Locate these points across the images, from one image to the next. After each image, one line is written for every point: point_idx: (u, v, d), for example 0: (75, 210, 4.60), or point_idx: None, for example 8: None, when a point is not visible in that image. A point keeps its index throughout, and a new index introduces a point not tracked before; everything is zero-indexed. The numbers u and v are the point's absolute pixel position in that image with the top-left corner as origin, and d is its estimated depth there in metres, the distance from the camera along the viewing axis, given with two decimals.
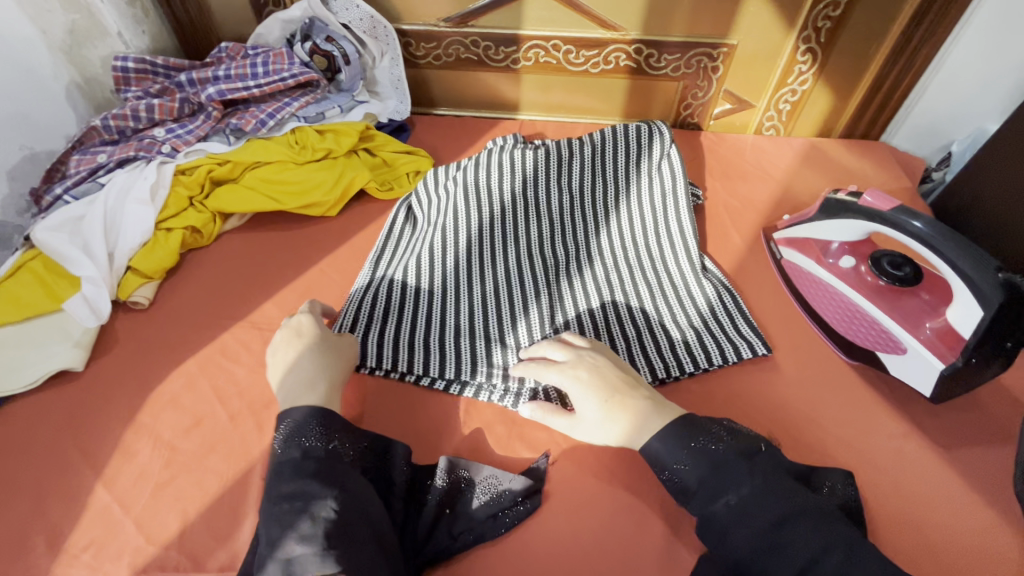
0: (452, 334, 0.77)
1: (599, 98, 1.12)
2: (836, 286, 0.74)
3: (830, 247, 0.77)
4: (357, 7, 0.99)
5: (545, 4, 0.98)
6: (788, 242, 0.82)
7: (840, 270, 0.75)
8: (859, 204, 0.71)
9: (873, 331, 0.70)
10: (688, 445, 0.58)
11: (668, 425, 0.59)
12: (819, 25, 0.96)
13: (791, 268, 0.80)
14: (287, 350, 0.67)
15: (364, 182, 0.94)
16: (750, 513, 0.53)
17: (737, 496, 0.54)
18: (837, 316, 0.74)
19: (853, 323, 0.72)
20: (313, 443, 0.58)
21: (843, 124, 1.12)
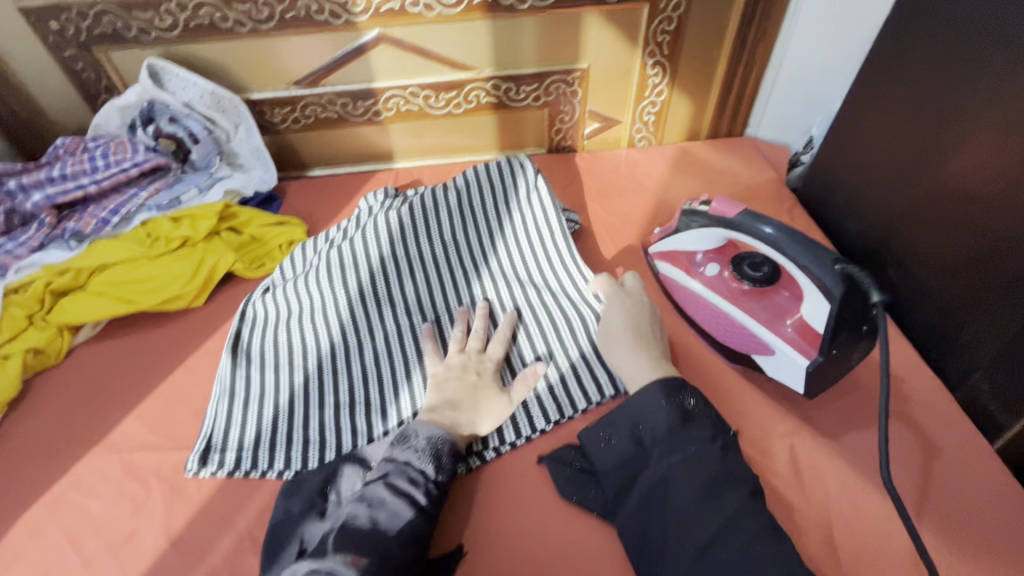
0: (333, 416, 0.72)
1: (471, 135, 1.11)
2: (707, 296, 0.74)
3: (695, 258, 0.78)
4: (193, 84, 0.93)
5: (391, 55, 0.97)
6: (660, 256, 0.82)
7: (707, 278, 0.76)
8: (708, 213, 0.72)
9: (746, 337, 0.71)
10: (665, 404, 0.61)
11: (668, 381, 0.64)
12: (660, 40, 0.99)
13: (668, 281, 0.81)
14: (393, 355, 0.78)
15: (229, 264, 0.89)
16: (692, 468, 0.56)
17: (682, 455, 0.58)
18: (714, 325, 0.74)
19: (728, 330, 0.72)
20: (433, 468, 0.60)
21: (707, 126, 1.16)
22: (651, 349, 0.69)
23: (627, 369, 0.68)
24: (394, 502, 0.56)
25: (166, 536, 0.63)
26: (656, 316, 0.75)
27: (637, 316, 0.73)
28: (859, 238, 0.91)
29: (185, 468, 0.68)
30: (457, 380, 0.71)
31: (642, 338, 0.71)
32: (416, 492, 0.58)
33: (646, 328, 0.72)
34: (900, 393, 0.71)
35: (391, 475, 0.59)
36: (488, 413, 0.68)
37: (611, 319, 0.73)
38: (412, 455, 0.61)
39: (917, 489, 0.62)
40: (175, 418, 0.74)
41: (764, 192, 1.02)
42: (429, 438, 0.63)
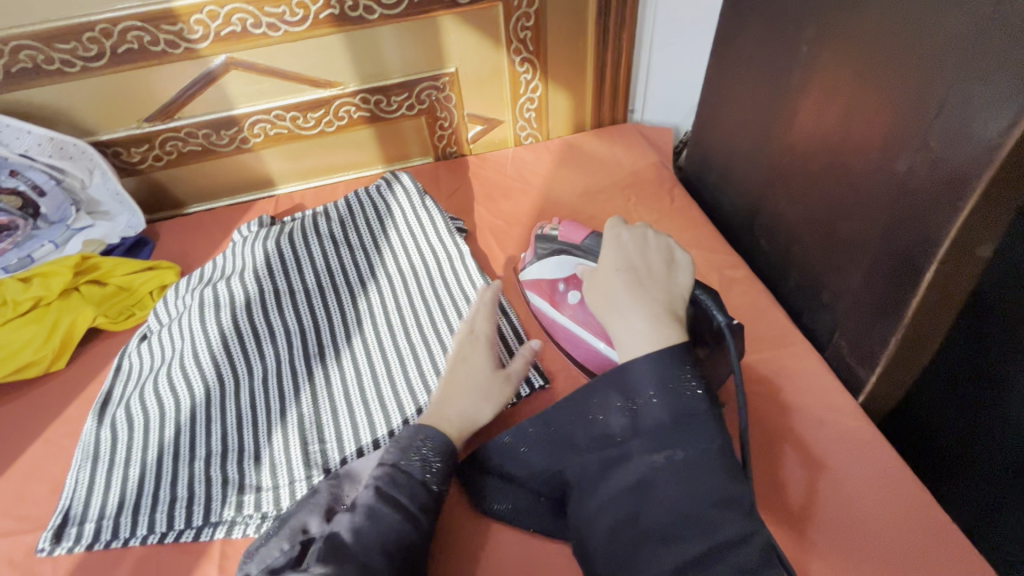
0: (203, 468, 0.68)
1: (351, 151, 1.08)
2: (569, 325, 0.74)
3: (557, 288, 0.77)
4: (28, 133, 0.87)
5: (245, 79, 0.92)
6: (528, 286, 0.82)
7: (568, 306, 0.75)
8: (558, 241, 0.75)
9: (602, 361, 0.71)
10: (672, 388, 0.52)
11: (663, 355, 0.53)
12: (521, 36, 0.98)
13: (536, 310, 0.80)
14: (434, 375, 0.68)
15: (89, 320, 0.83)
16: (684, 474, 0.49)
17: (677, 456, 0.50)
18: (576, 350, 0.74)
19: (587, 356, 0.73)
20: (433, 477, 0.57)
21: (590, 116, 1.15)
22: (658, 299, 0.58)
23: (625, 320, 0.57)
24: (382, 511, 0.54)
25: None
26: (673, 264, 0.61)
27: (640, 259, 0.62)
28: (734, 211, 0.93)
29: (36, 548, 0.62)
30: (446, 373, 0.68)
31: (640, 287, 0.59)
32: (402, 498, 0.55)
33: (652, 277, 0.60)
34: (771, 362, 0.72)
35: (382, 483, 0.56)
36: (484, 400, 0.65)
37: (627, 258, 0.62)
38: (396, 459, 0.58)
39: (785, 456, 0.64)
40: (30, 496, 0.68)
41: (646, 176, 1.02)
42: (423, 437, 0.60)
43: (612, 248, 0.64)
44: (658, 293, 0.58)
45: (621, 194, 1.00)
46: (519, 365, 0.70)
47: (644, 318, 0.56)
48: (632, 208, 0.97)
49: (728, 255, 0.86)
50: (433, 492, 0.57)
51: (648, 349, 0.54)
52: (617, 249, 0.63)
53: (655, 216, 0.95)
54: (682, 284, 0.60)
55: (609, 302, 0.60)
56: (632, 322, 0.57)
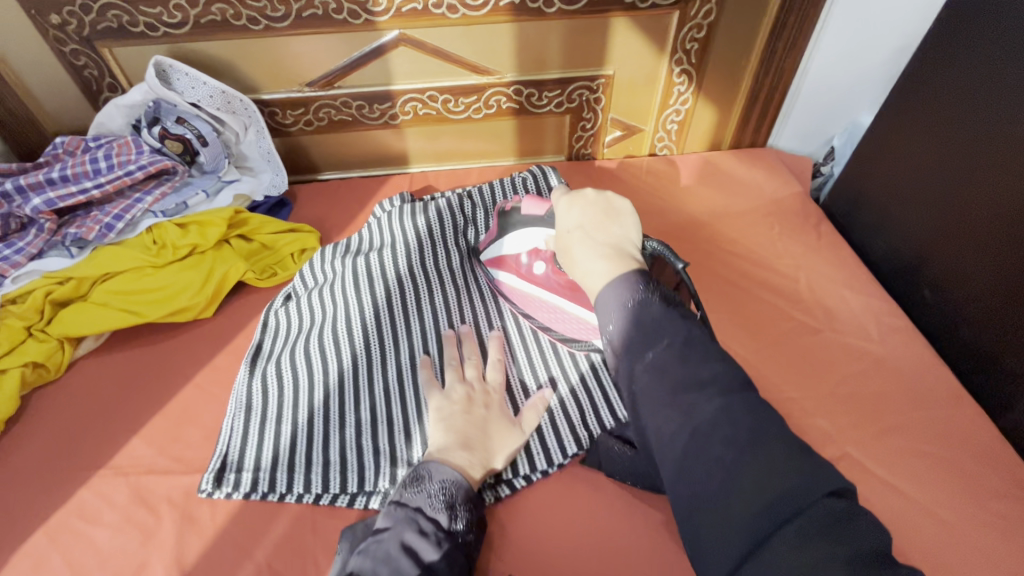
0: (354, 434, 0.69)
1: (488, 140, 1.08)
2: (546, 295, 0.75)
3: (521, 261, 0.76)
4: (204, 83, 0.88)
5: (410, 57, 0.93)
6: (492, 263, 0.81)
7: (538, 277, 0.75)
8: (519, 216, 0.74)
9: (585, 327, 0.73)
10: (657, 348, 0.44)
11: (630, 279, 0.48)
12: (687, 47, 0.96)
13: (505, 287, 0.79)
14: (471, 414, 0.65)
15: (239, 274, 0.85)
16: (701, 413, 0.41)
17: (697, 403, 0.41)
18: (553, 318, 0.76)
19: (574, 327, 0.74)
20: (457, 526, 0.55)
21: (730, 136, 1.12)
22: (607, 237, 0.53)
23: (585, 270, 0.51)
24: (400, 559, 0.50)
25: (178, 568, 0.59)
26: (628, 217, 0.55)
27: (595, 221, 0.54)
28: (888, 255, 0.89)
29: (199, 489, 0.64)
30: (461, 412, 0.65)
31: (592, 237, 0.53)
32: (430, 547, 0.52)
33: (602, 227, 0.53)
34: (939, 421, 0.69)
35: (405, 530, 0.53)
36: (501, 448, 0.64)
37: (580, 212, 0.55)
38: (423, 501, 0.56)
39: (961, 522, 0.61)
40: (186, 439, 0.70)
41: (791, 205, 0.99)
42: (443, 483, 0.57)
43: (558, 215, 0.58)
44: (610, 229, 0.54)
45: (765, 221, 0.97)
46: (533, 418, 0.68)
47: (598, 258, 0.51)
48: (776, 237, 0.94)
49: (884, 301, 0.83)
50: (457, 548, 0.54)
51: (606, 283, 0.49)
52: (568, 205, 0.57)
53: (802, 248, 0.92)
54: (634, 229, 0.54)
55: (568, 254, 0.54)
56: (590, 262, 0.51)
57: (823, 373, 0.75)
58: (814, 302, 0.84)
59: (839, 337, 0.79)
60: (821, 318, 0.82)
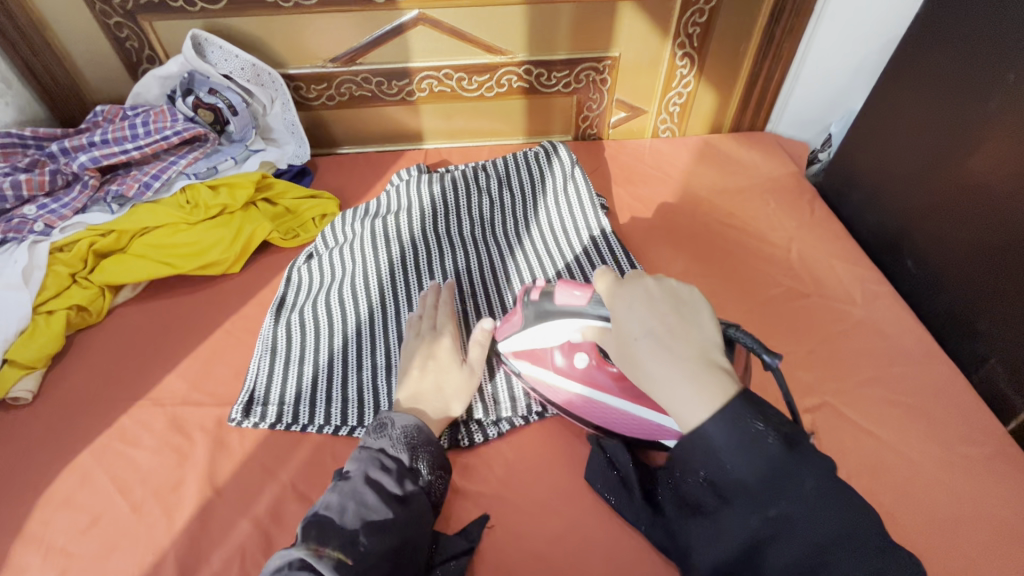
0: (370, 375, 0.74)
1: (499, 119, 1.13)
2: (582, 394, 0.66)
3: (556, 358, 0.67)
4: (236, 57, 0.95)
5: (428, 36, 0.99)
6: (517, 355, 0.70)
7: (578, 371, 0.65)
8: (554, 306, 0.61)
9: (631, 420, 0.64)
10: (747, 435, 0.44)
11: (724, 413, 0.44)
12: (690, 31, 1.02)
13: (528, 378, 0.70)
14: (419, 366, 0.68)
15: (265, 234, 0.91)
16: (797, 516, 0.44)
17: (775, 512, 0.44)
18: (588, 412, 0.67)
19: (614, 415, 0.65)
20: (420, 467, 0.59)
21: (730, 119, 1.17)
22: (690, 350, 0.47)
23: (665, 387, 0.46)
24: (364, 490, 0.54)
25: (211, 485, 0.65)
26: (697, 314, 0.49)
27: (665, 325, 0.48)
28: (876, 230, 0.94)
29: (230, 417, 0.70)
30: (415, 365, 0.68)
31: (667, 346, 0.47)
32: (392, 482, 0.56)
33: (674, 329, 0.48)
34: (915, 377, 0.74)
35: (369, 467, 0.57)
36: (454, 392, 0.67)
37: (644, 314, 0.49)
38: (386, 443, 0.60)
39: (931, 464, 0.66)
40: (217, 377, 0.76)
41: (787, 184, 1.04)
42: (405, 428, 0.61)
43: (617, 309, 0.52)
44: (687, 341, 0.47)
45: (761, 197, 1.02)
46: (478, 356, 0.69)
47: (685, 380, 0.46)
48: (771, 213, 0.99)
49: (870, 271, 0.88)
50: (419, 486, 0.58)
51: (689, 410, 0.45)
52: (626, 303, 0.51)
53: (795, 223, 0.97)
54: (710, 327, 0.49)
55: (624, 362, 0.51)
56: (672, 385, 0.46)
57: (809, 333, 0.80)
58: (803, 271, 0.89)
59: (825, 302, 0.84)
60: (809, 285, 0.86)
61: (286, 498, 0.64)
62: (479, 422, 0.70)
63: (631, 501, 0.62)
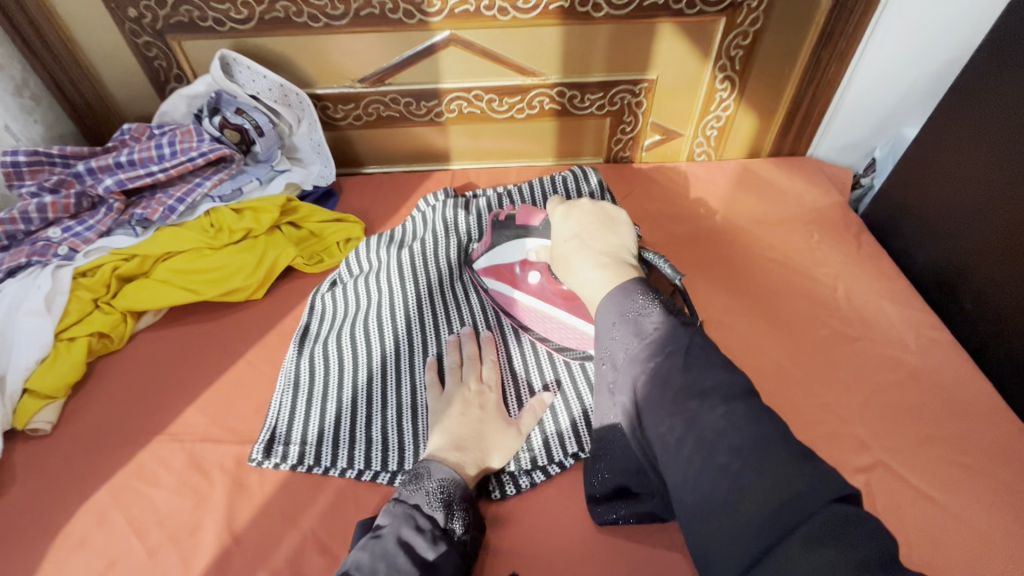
0: (394, 414, 0.71)
1: (529, 140, 1.10)
2: (543, 308, 0.74)
3: (516, 270, 0.76)
4: (263, 77, 0.93)
5: (460, 57, 0.96)
6: (488, 271, 0.79)
7: (533, 287, 0.74)
8: (516, 226, 0.74)
9: (578, 335, 0.72)
10: (647, 336, 0.48)
11: (623, 288, 0.53)
12: (732, 54, 0.97)
13: (494, 294, 0.79)
14: (465, 416, 0.66)
15: (289, 259, 0.89)
16: (710, 424, 0.42)
17: (732, 468, 0.39)
18: (543, 324, 0.75)
19: (583, 344, 0.72)
20: (455, 526, 0.56)
21: (770, 143, 1.12)
22: (604, 249, 0.58)
23: (586, 282, 0.56)
24: (398, 554, 0.51)
25: (229, 530, 0.62)
26: (619, 231, 0.60)
27: (591, 232, 0.60)
28: (931, 268, 0.88)
29: (250, 458, 0.68)
30: (461, 413, 0.66)
31: (587, 246, 0.59)
32: (427, 544, 0.53)
33: (598, 236, 0.59)
34: (979, 433, 0.69)
35: (403, 526, 0.54)
36: (498, 448, 0.65)
37: (577, 225, 0.62)
38: (421, 498, 0.57)
39: (1000, 535, 0.61)
40: (238, 411, 0.73)
41: (831, 215, 0.99)
42: (441, 481, 0.58)
43: (558, 224, 0.64)
44: (602, 241, 0.59)
45: (804, 228, 0.97)
46: (528, 420, 0.69)
47: (596, 268, 0.56)
48: (814, 245, 0.94)
49: (925, 313, 0.83)
50: (454, 546, 0.55)
51: (605, 292, 0.53)
52: (566, 216, 0.63)
53: (841, 258, 0.91)
54: (629, 240, 0.60)
55: (565, 265, 0.60)
56: (587, 274, 0.57)
57: (860, 381, 0.75)
58: (851, 311, 0.84)
59: (877, 346, 0.79)
60: (858, 327, 0.81)
61: (306, 548, 0.61)
62: (511, 472, 0.67)
63: (639, 500, 0.60)
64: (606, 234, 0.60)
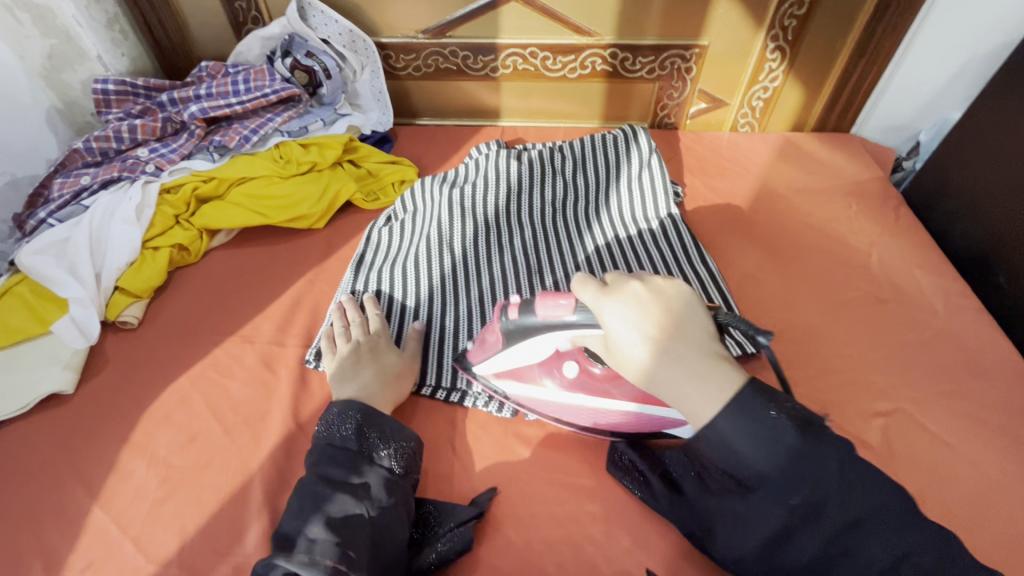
0: (440, 333, 0.78)
1: (578, 102, 1.14)
2: (557, 397, 0.67)
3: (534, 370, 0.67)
4: (335, 22, 1.00)
5: (520, 13, 1.00)
6: (498, 376, 0.69)
7: (566, 384, 0.66)
8: (518, 322, 0.61)
9: (616, 416, 0.65)
10: (759, 427, 0.44)
11: (737, 409, 0.45)
12: (786, 24, 0.99)
13: (493, 381, 0.70)
14: (354, 365, 0.70)
15: (349, 193, 0.95)
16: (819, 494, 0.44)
17: (800, 500, 0.44)
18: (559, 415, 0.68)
19: (586, 417, 0.66)
20: (375, 445, 0.62)
21: (815, 118, 1.14)
22: (690, 346, 0.47)
23: (679, 393, 0.47)
24: (317, 484, 0.57)
25: (295, 419, 0.69)
26: (687, 302, 0.50)
27: (669, 323, 0.48)
28: (968, 243, 0.90)
29: (305, 359, 0.75)
30: (353, 362, 0.70)
31: (670, 350, 0.47)
32: (344, 469, 0.59)
33: (673, 324, 0.48)
34: (1000, 392, 0.72)
35: (320, 458, 0.60)
36: (398, 379, 0.70)
37: (651, 320, 0.49)
38: (329, 432, 0.62)
39: (1014, 482, 0.64)
40: (301, 322, 0.80)
41: (871, 189, 1.01)
42: (345, 413, 0.63)
43: (606, 320, 0.50)
44: (688, 333, 0.48)
45: (843, 199, 0.99)
46: (416, 350, 0.75)
47: (690, 374, 0.47)
48: (852, 215, 0.96)
49: (957, 284, 0.85)
50: (376, 463, 0.60)
51: (713, 412, 0.46)
52: (633, 311, 0.49)
53: (877, 228, 0.94)
54: (698, 314, 0.50)
55: (631, 370, 0.50)
56: (677, 379, 0.47)
57: (887, 340, 0.78)
58: (883, 277, 0.86)
59: (906, 310, 0.82)
60: (888, 290, 0.84)
61: None
62: None
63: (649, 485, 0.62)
64: (672, 304, 0.49)
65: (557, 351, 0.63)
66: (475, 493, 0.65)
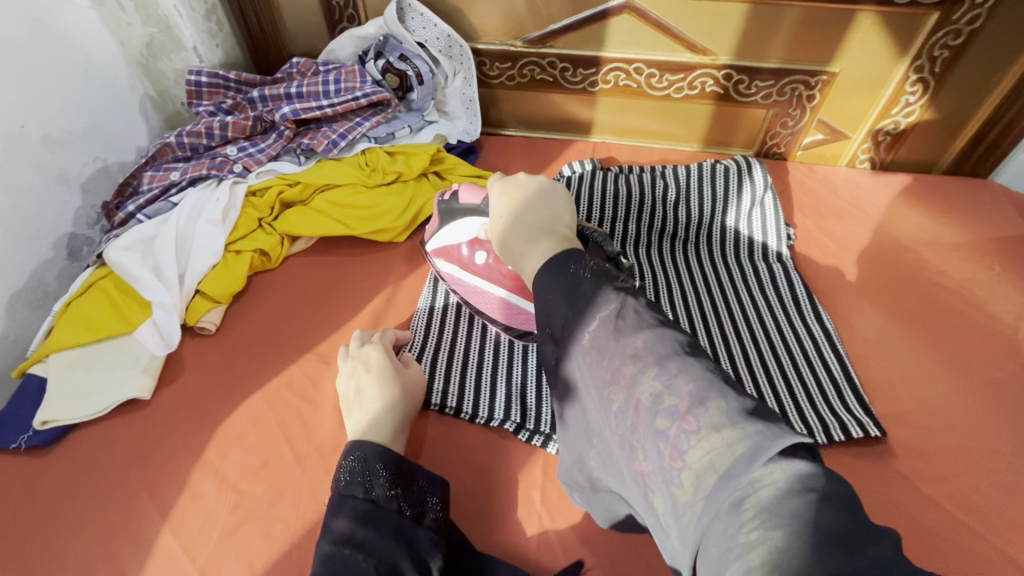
0: (520, 378, 0.73)
1: (678, 124, 1.05)
2: (478, 282, 0.73)
3: (463, 252, 0.74)
4: (434, 25, 0.95)
5: (631, 26, 0.92)
6: (437, 253, 0.78)
7: (478, 267, 0.73)
8: (460, 205, 0.74)
9: (531, 316, 0.71)
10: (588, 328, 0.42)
11: (561, 265, 0.47)
12: (934, 54, 0.88)
13: (451, 281, 0.77)
14: (358, 394, 0.64)
15: (434, 207, 0.91)
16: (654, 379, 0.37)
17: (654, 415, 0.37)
18: (502, 314, 0.74)
19: (506, 311, 0.73)
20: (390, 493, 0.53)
21: (948, 160, 1.02)
22: (542, 224, 0.54)
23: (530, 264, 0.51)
24: (330, 550, 0.49)
25: None
26: (558, 188, 0.59)
27: (527, 205, 0.57)
28: None
29: None
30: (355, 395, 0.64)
31: (526, 228, 0.54)
32: (357, 527, 0.50)
33: (534, 210, 0.56)
34: None
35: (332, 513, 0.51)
36: (398, 404, 0.63)
37: (509, 194, 0.59)
38: (338, 481, 0.54)
39: None
40: None
41: (1017, 248, 0.88)
42: (352, 457, 0.55)
43: (493, 204, 0.60)
44: (546, 208, 0.56)
45: (983, 258, 0.87)
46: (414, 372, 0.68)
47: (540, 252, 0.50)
48: (995, 278, 0.84)
49: None
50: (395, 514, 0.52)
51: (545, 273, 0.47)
52: (499, 188, 0.61)
53: None
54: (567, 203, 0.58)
55: (503, 245, 0.56)
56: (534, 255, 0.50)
57: None
58: None
59: None
60: None
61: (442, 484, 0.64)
62: None
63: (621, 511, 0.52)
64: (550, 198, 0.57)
65: (477, 234, 0.72)
66: (558, 565, 0.58)
